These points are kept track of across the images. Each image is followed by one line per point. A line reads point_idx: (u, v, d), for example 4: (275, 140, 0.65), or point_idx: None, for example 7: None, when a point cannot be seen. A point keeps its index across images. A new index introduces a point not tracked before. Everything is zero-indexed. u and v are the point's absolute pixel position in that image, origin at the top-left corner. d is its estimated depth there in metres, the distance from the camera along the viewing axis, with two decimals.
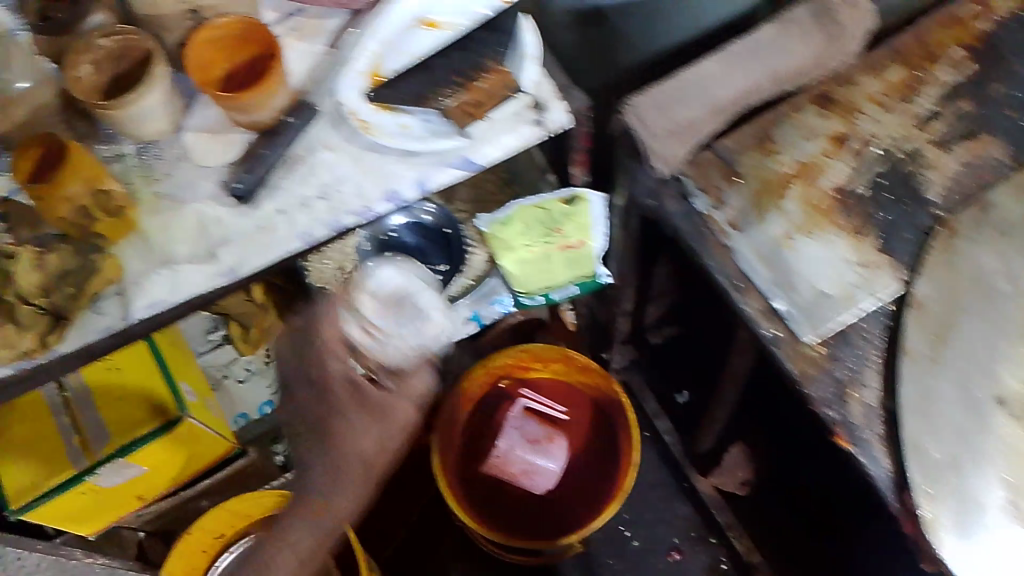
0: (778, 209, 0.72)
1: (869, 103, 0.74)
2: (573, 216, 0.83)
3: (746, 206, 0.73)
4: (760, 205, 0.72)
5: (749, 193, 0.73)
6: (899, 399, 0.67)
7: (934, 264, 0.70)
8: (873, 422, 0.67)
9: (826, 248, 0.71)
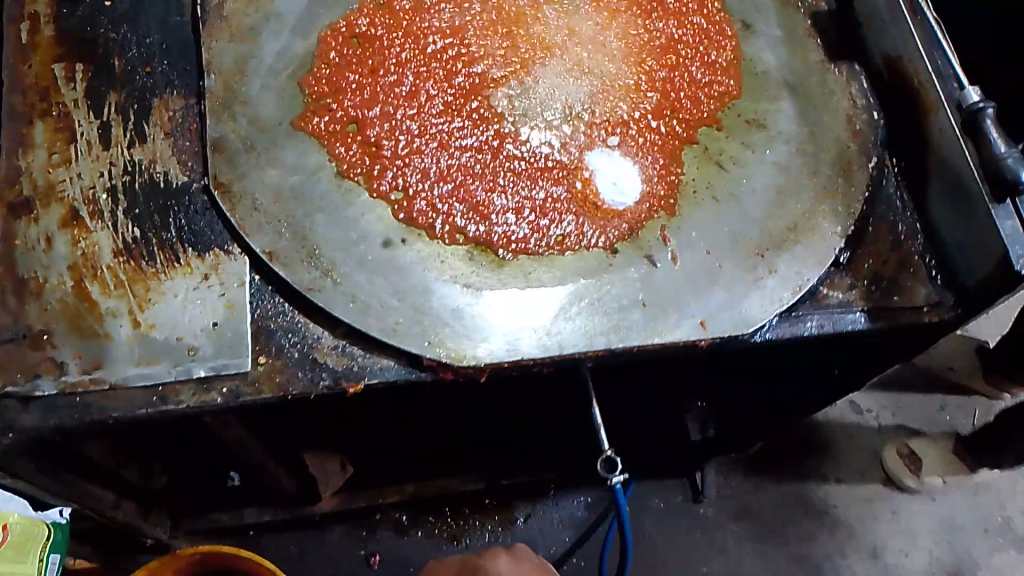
0: (84, 327, 0.78)
1: (56, 171, 0.84)
2: (22, 531, 0.94)
3: (67, 343, 0.77)
4: (72, 330, 0.78)
5: (53, 336, 0.78)
6: (373, 334, 0.79)
7: (195, 257, 0.81)
8: (374, 352, 0.80)
9: (169, 306, 0.79)
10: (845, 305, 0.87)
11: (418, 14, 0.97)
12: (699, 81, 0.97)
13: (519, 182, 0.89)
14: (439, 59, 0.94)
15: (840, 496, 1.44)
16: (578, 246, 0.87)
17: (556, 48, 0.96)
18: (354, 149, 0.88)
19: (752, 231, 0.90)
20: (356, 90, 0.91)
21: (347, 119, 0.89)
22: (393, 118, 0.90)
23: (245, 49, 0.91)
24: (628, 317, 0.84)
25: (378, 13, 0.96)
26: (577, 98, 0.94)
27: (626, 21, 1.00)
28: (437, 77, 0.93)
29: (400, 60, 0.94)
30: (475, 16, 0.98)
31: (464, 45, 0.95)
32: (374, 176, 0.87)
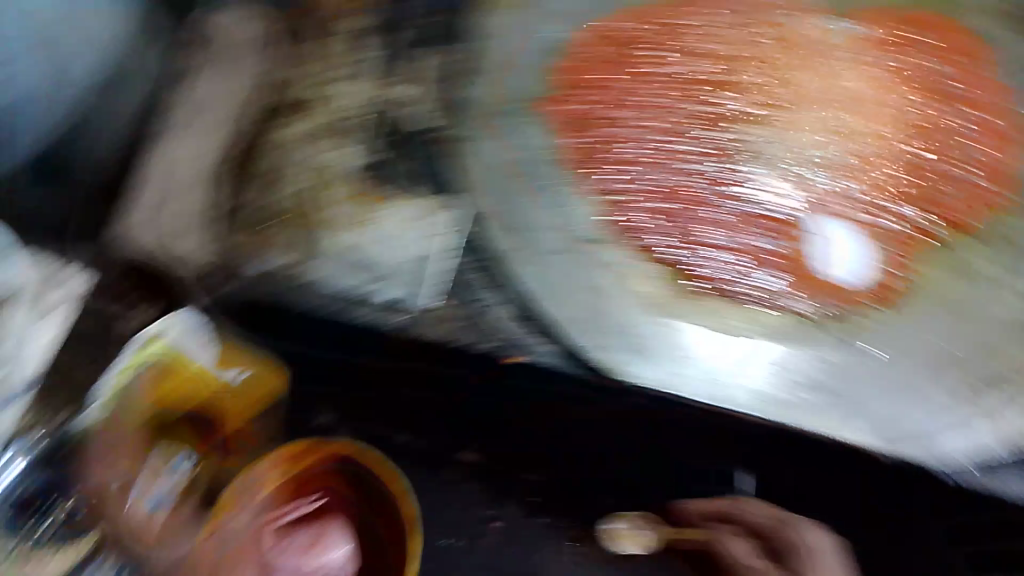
0: (314, 224, 0.88)
1: (338, 89, 0.94)
2: None
3: (291, 235, 0.88)
4: (300, 225, 0.88)
5: (283, 226, 0.88)
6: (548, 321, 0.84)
7: (417, 197, 0.89)
8: (540, 334, 0.85)
9: (384, 228, 0.88)
10: None
11: (700, 16, 0.93)
12: (975, 178, 0.87)
13: (731, 227, 0.87)
14: (704, 71, 0.92)
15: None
16: (770, 305, 0.85)
17: (828, 90, 0.91)
18: (586, 141, 0.90)
19: (975, 365, 0.81)
20: (610, 80, 0.91)
21: (589, 110, 0.91)
22: (634, 121, 0.90)
23: (515, 11, 0.94)
24: (797, 395, 0.82)
25: (657, 8, 0.93)
26: (828, 158, 0.89)
27: (928, 82, 0.90)
28: (693, 91, 0.91)
29: (665, 62, 0.92)
30: (758, 35, 0.93)
31: (733, 64, 0.92)
32: (593, 174, 0.89)
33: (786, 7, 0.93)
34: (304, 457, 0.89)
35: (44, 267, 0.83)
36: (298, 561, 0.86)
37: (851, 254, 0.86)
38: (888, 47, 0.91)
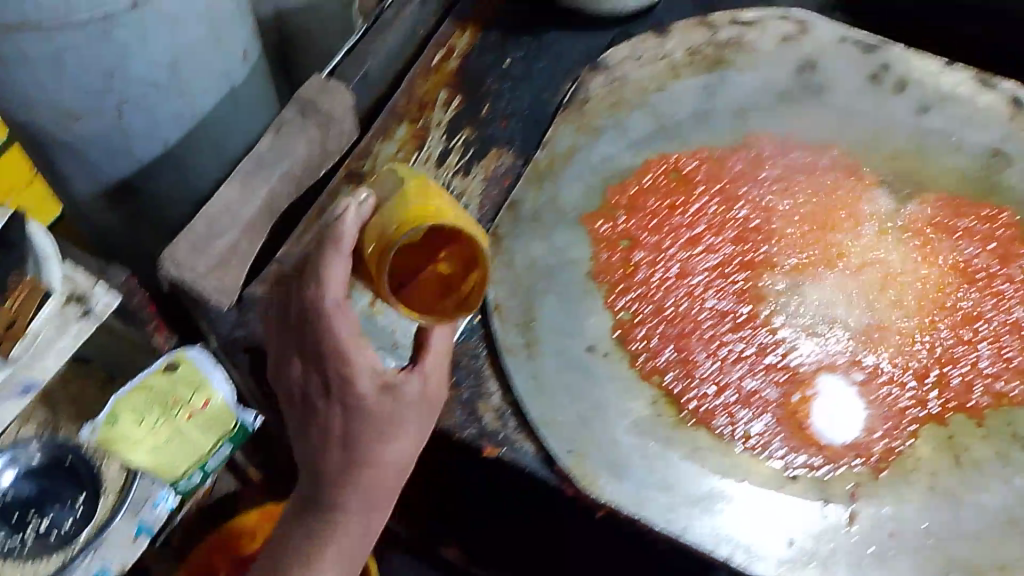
0: None
1: (393, 165, 1.00)
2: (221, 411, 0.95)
3: None
4: None
5: None
6: (532, 419, 0.84)
7: None
8: (524, 431, 0.84)
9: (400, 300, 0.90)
10: None
11: (742, 177, 1.03)
12: (981, 370, 0.91)
13: (739, 363, 0.89)
14: (739, 221, 0.99)
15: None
16: (758, 451, 0.84)
17: (856, 261, 0.97)
18: (613, 259, 0.95)
19: (956, 550, 0.80)
20: (648, 211, 0.99)
21: (622, 232, 0.97)
22: (663, 250, 0.96)
23: (584, 140, 1.03)
24: (767, 544, 0.79)
25: (709, 162, 1.03)
26: (840, 318, 0.93)
27: (943, 280, 0.97)
28: (722, 235, 0.98)
29: (703, 208, 1.00)
30: (799, 204, 1.01)
31: (767, 221, 1.00)
32: (619, 291, 0.93)
33: (829, 186, 1.03)
34: (454, 291, 0.76)
35: (73, 284, 0.85)
36: (375, 444, 0.78)
37: (843, 418, 0.86)
38: (914, 240, 1.00)
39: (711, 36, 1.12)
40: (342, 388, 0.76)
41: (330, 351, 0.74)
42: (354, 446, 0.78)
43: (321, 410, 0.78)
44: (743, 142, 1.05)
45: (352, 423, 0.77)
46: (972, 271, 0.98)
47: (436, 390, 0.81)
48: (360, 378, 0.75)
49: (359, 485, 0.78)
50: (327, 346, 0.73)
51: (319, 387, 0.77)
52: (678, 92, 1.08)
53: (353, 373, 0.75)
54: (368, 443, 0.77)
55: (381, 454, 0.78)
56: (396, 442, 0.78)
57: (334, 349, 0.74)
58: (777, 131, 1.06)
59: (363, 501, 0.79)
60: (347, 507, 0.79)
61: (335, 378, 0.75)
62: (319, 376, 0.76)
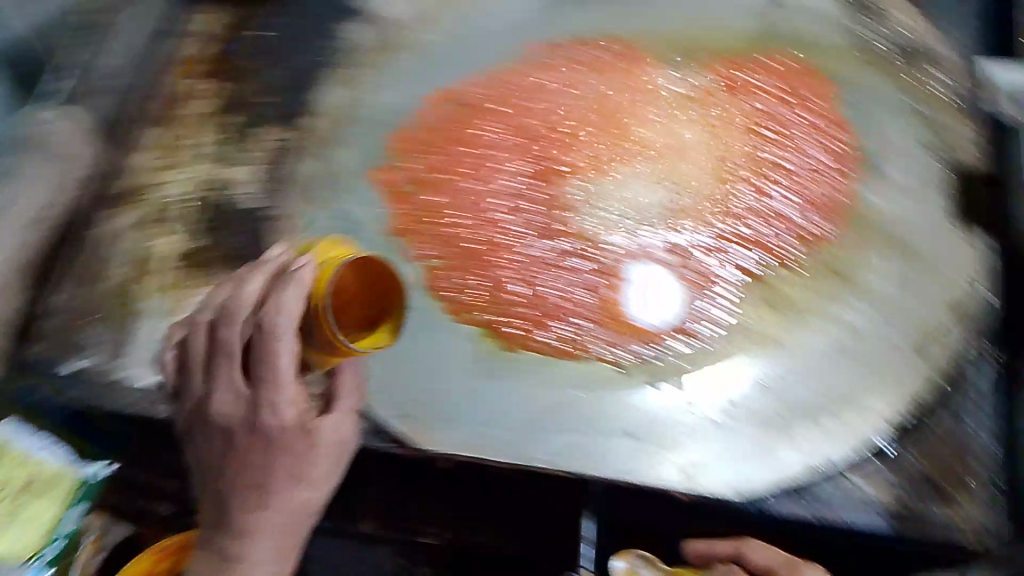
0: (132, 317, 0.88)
1: (160, 174, 0.95)
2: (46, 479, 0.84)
3: (107, 332, 0.87)
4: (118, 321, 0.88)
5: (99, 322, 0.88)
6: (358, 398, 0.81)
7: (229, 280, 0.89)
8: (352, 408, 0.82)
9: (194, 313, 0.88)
10: (856, 505, 0.77)
11: (525, 94, 0.97)
12: (790, 220, 0.89)
13: (550, 275, 0.87)
14: (530, 129, 0.95)
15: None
16: (585, 356, 0.84)
17: (649, 147, 0.94)
18: (406, 209, 0.91)
19: (788, 395, 0.81)
20: (431, 148, 0.94)
21: (411, 179, 0.92)
22: (458, 184, 0.92)
23: (355, 95, 0.97)
24: (608, 444, 0.80)
25: (489, 83, 0.97)
26: (644, 202, 0.91)
27: (738, 141, 0.94)
28: (514, 149, 0.93)
29: (489, 129, 0.95)
30: (588, 101, 0.96)
31: (560, 122, 0.95)
32: (421, 242, 0.89)
33: (613, 76, 0.98)
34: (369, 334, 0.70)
35: None
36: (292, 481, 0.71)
37: (656, 303, 0.86)
38: (704, 109, 0.96)
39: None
40: (268, 411, 0.68)
41: (265, 374, 0.66)
42: (262, 475, 0.70)
43: (242, 439, 0.70)
44: (521, 51, 0.99)
45: (263, 453, 0.69)
46: (766, 124, 0.95)
47: (351, 434, 0.73)
48: (282, 413, 0.68)
49: (262, 521, 0.70)
50: (265, 369, 0.66)
51: (246, 412, 0.69)
52: (446, 18, 1.01)
53: (279, 400, 0.68)
54: (273, 476, 0.70)
55: (280, 483, 0.70)
56: (308, 478, 0.71)
57: (269, 373, 0.66)
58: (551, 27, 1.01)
59: (257, 540, 0.70)
60: (249, 548, 0.70)
61: (264, 401, 0.68)
62: (248, 396, 0.69)
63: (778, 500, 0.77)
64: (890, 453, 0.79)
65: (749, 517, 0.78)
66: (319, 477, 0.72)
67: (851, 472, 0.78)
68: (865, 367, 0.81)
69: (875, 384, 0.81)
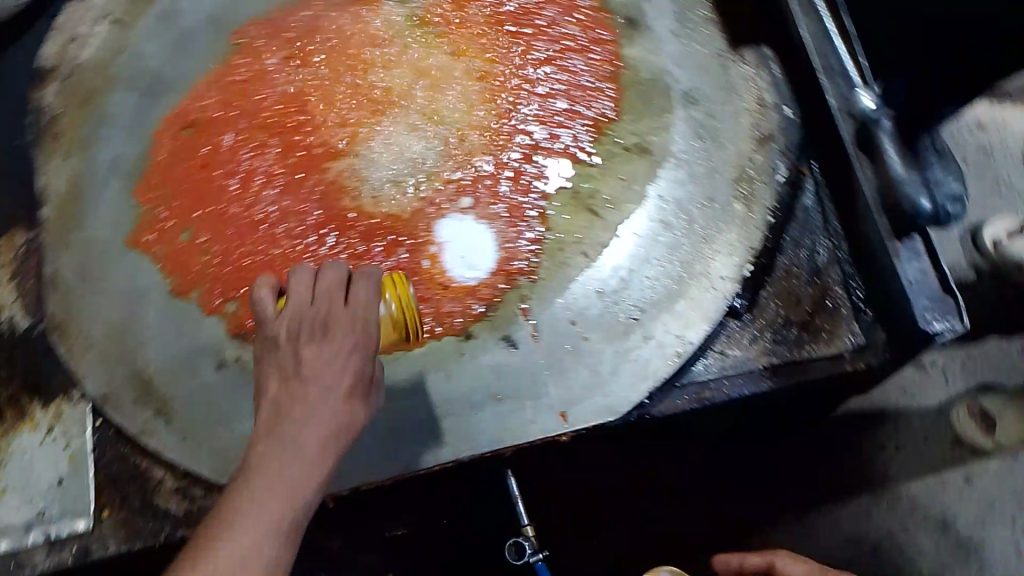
0: None
1: None
2: None
3: None
4: None
5: None
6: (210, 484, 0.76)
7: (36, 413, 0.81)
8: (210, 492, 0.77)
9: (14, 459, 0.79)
10: (727, 377, 0.74)
11: (255, 85, 0.86)
12: (569, 111, 0.83)
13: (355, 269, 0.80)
14: (276, 121, 0.85)
15: (900, 469, 1.14)
16: (424, 338, 0.78)
17: (405, 92, 0.85)
18: (181, 263, 0.82)
19: (630, 294, 0.77)
20: (181, 186, 0.84)
21: (174, 229, 0.83)
22: (224, 214, 0.83)
23: (77, 161, 0.86)
24: (478, 417, 0.75)
25: (213, 89, 0.87)
26: (421, 151, 0.83)
27: (486, 50, 0.86)
28: (268, 151, 0.84)
29: (233, 142, 0.85)
30: (322, 69, 0.87)
31: (304, 100, 0.85)
32: (211, 292, 0.81)
33: (338, 32, 0.88)
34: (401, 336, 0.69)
35: None
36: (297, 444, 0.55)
37: (474, 256, 0.80)
38: (442, 30, 0.87)
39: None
40: (312, 358, 0.57)
41: (308, 329, 0.59)
42: (280, 434, 0.55)
43: (276, 395, 0.57)
44: (233, 44, 0.88)
45: (294, 409, 0.56)
46: (505, 21, 0.87)
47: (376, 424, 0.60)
48: (344, 370, 0.58)
49: (259, 499, 0.52)
50: (314, 320, 0.59)
51: (290, 362, 0.58)
52: (140, 40, 0.90)
53: (325, 349, 0.58)
54: (297, 435, 0.55)
55: (296, 459, 0.54)
56: (319, 443, 0.55)
57: (321, 330, 0.59)
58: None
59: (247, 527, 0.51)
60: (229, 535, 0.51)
61: (308, 352, 0.58)
62: (287, 342, 0.59)
63: (652, 404, 0.74)
64: (741, 309, 0.75)
65: (635, 426, 0.75)
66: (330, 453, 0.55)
67: (710, 347, 0.75)
68: (692, 234, 0.77)
69: (707, 246, 0.77)
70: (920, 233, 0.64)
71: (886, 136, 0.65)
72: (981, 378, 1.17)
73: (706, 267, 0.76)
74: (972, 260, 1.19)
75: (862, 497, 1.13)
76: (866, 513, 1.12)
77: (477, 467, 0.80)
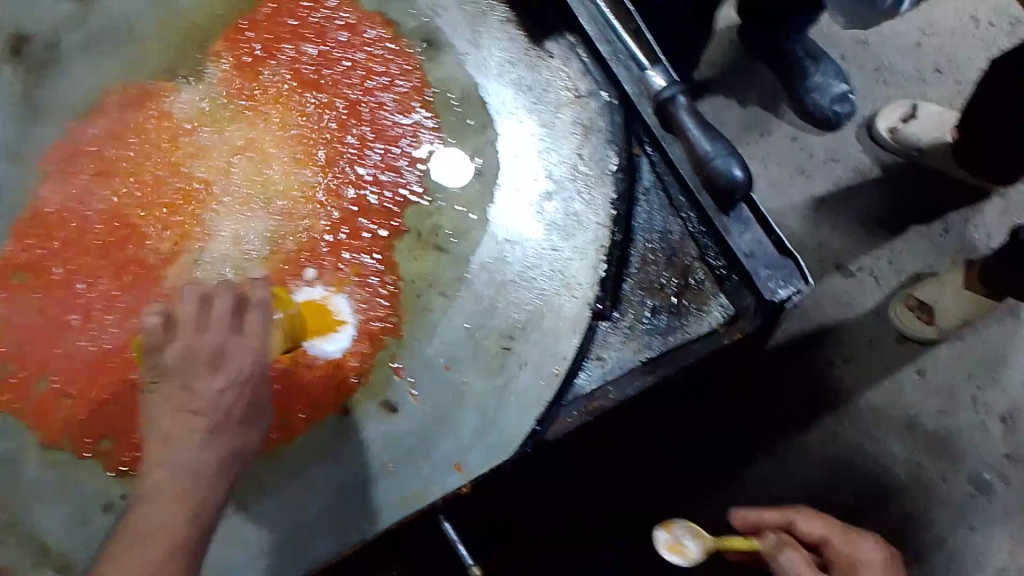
0: None
1: None
2: None
3: None
4: None
5: None
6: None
7: None
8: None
9: None
10: (614, 378, 0.71)
11: (74, 207, 0.82)
12: (389, 151, 0.80)
13: None
14: (106, 239, 0.80)
15: (858, 379, 1.04)
16: (303, 422, 0.73)
17: (224, 174, 0.80)
18: (40, 411, 0.78)
19: (497, 322, 0.74)
20: (22, 327, 0.79)
21: (24, 377, 0.78)
22: (74, 347, 0.78)
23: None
24: (376, 491, 0.70)
25: (32, 222, 0.82)
26: (252, 228, 0.78)
27: (293, 106, 0.82)
28: (102, 273, 0.80)
29: (64, 274, 0.80)
30: (139, 177, 0.82)
31: (129, 207, 0.81)
32: (79, 437, 0.77)
33: (140, 134, 0.83)
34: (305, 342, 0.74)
35: None
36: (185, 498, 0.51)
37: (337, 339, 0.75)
38: (243, 98, 0.82)
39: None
40: (207, 386, 0.55)
41: (198, 359, 0.56)
42: (174, 463, 0.52)
43: (167, 429, 0.54)
44: (41, 170, 0.83)
45: (192, 440, 0.53)
46: (306, 74, 0.83)
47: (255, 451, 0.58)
48: (240, 396, 0.56)
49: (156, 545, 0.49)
50: (204, 349, 0.56)
51: (180, 390, 0.55)
52: None
53: (218, 378, 0.56)
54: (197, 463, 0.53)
55: (197, 489, 0.52)
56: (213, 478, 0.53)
57: (214, 357, 0.56)
58: (51, 115, 0.84)
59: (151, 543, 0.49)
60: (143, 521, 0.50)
61: (202, 380, 0.55)
62: (177, 369, 0.55)
63: (546, 423, 0.70)
64: (609, 308, 0.72)
65: (539, 450, 0.72)
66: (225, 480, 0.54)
67: (590, 355, 0.72)
68: (544, 246, 0.75)
69: (560, 255, 0.74)
70: (744, 202, 0.69)
71: (683, 110, 0.68)
72: (912, 270, 1.09)
73: (561, 277, 0.74)
74: (875, 157, 1.14)
75: (823, 421, 1.03)
76: (834, 432, 1.03)
77: (401, 533, 0.76)
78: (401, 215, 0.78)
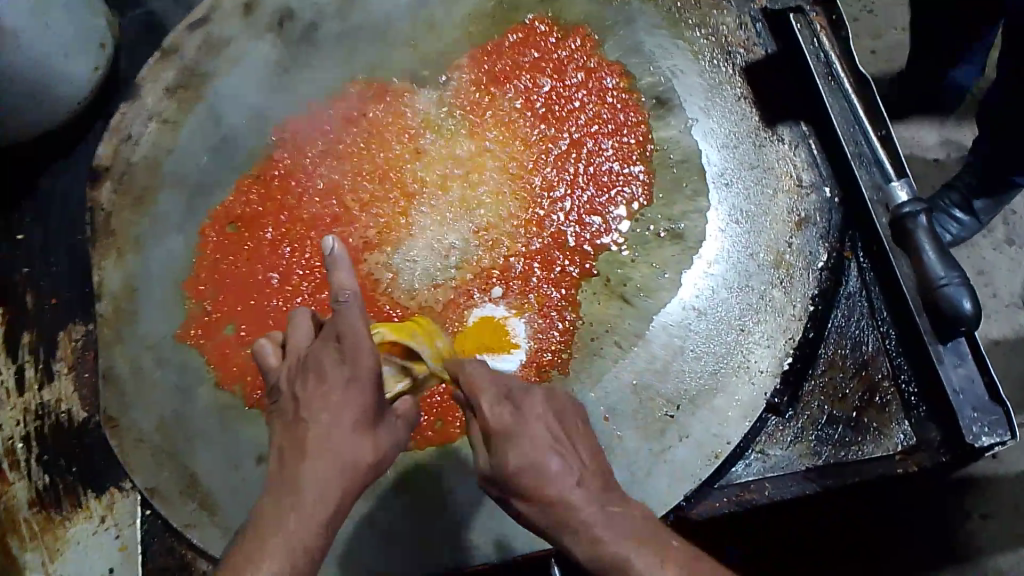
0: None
1: None
2: None
3: None
4: None
5: None
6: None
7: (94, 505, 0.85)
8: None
9: (74, 550, 0.83)
10: (771, 476, 0.72)
11: (293, 180, 0.86)
12: (598, 196, 0.81)
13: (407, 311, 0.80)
14: (317, 217, 0.85)
15: (993, 540, 0.96)
16: (461, 431, 0.77)
17: (440, 182, 0.83)
18: (222, 356, 0.83)
19: (668, 386, 0.74)
20: (223, 274, 0.85)
21: (214, 321, 0.84)
22: (266, 305, 0.84)
23: (131, 263, 0.85)
24: (513, 520, 0.75)
25: (254, 183, 0.86)
26: (452, 236, 0.82)
27: (518, 134, 0.84)
28: (307, 248, 0.85)
29: (273, 235, 0.85)
30: (360, 167, 0.85)
31: (342, 191, 0.85)
32: (251, 387, 0.82)
33: (370, 127, 0.86)
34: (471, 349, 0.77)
35: None
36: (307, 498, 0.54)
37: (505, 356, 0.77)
38: (471, 114, 0.85)
39: (183, 60, 0.88)
40: (310, 400, 0.56)
41: (304, 375, 0.58)
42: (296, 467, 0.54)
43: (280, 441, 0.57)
44: (274, 140, 0.87)
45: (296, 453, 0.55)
46: (536, 104, 0.85)
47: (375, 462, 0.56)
48: (345, 404, 0.56)
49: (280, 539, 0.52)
50: (305, 364, 0.58)
51: (288, 407, 0.58)
52: (188, 144, 0.86)
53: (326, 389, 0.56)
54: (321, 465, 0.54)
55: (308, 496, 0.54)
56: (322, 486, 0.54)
57: (315, 368, 0.57)
58: (293, 85, 0.87)
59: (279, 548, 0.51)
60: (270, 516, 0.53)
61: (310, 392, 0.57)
62: (288, 388, 0.59)
63: (694, 501, 0.72)
64: (784, 404, 0.73)
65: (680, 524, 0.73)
66: (331, 501, 0.54)
67: (751, 443, 0.73)
68: (733, 326, 0.75)
69: (747, 337, 0.74)
70: (965, 336, 0.67)
71: (922, 231, 0.68)
72: None
73: (743, 359, 0.74)
74: None
75: None
76: None
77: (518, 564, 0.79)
78: (596, 262, 0.79)
